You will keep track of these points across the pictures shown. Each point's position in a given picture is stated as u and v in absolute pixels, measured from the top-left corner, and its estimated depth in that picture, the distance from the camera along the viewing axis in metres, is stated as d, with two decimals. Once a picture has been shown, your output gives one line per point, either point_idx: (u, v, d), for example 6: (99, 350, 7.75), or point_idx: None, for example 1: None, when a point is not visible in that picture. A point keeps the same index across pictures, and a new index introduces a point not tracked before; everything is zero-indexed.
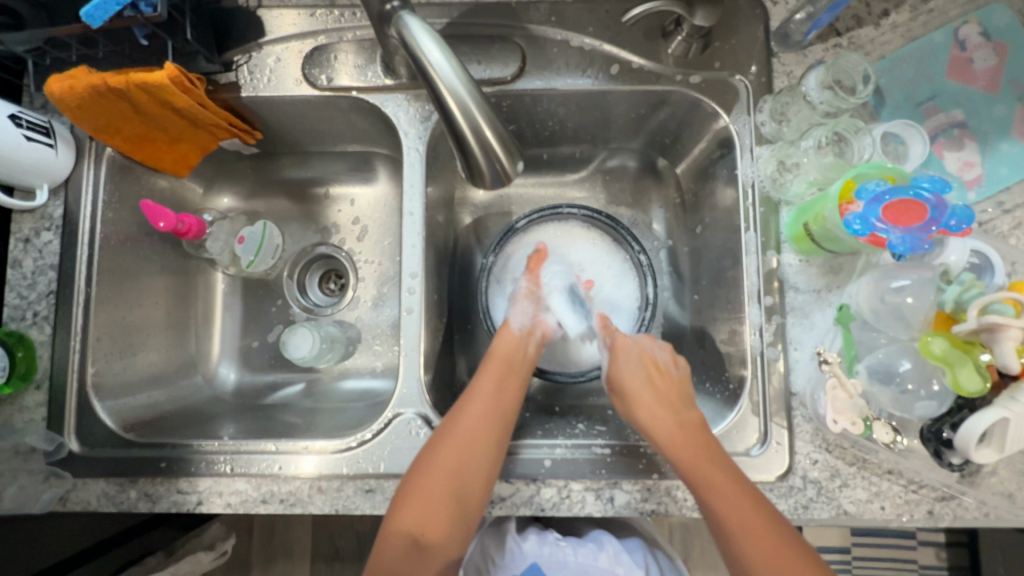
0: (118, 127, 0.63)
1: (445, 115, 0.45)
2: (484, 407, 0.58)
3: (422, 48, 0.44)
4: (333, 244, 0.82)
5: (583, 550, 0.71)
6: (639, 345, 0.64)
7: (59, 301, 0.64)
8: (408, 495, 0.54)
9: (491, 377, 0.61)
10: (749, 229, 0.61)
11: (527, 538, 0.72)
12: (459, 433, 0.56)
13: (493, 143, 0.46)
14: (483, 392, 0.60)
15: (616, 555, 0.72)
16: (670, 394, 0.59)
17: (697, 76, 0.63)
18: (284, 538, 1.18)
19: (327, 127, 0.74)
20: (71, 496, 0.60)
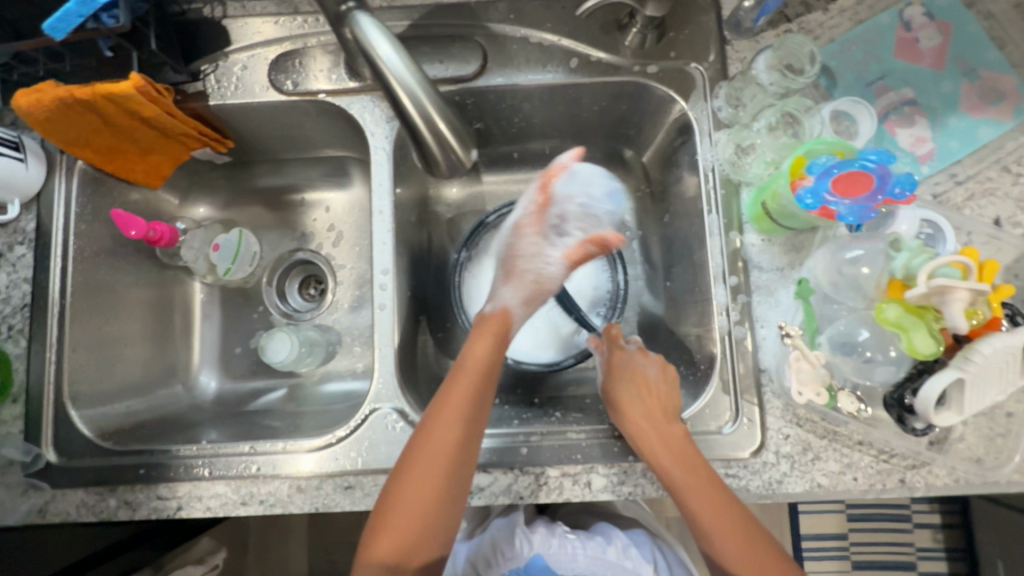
0: (87, 139, 0.64)
1: (397, 107, 0.46)
2: (455, 427, 0.54)
3: (372, 43, 0.44)
4: (312, 250, 0.83)
5: (591, 544, 0.75)
6: (632, 362, 0.64)
7: (34, 314, 0.65)
8: (379, 522, 0.53)
9: (466, 393, 0.56)
10: (711, 212, 0.62)
11: (538, 531, 0.75)
12: (428, 459, 0.53)
13: (446, 134, 0.49)
14: (457, 410, 0.55)
15: (624, 548, 0.75)
16: (656, 407, 0.59)
17: (654, 66, 0.65)
18: (280, 552, 1.18)
19: (297, 132, 0.75)
20: (50, 508, 0.60)
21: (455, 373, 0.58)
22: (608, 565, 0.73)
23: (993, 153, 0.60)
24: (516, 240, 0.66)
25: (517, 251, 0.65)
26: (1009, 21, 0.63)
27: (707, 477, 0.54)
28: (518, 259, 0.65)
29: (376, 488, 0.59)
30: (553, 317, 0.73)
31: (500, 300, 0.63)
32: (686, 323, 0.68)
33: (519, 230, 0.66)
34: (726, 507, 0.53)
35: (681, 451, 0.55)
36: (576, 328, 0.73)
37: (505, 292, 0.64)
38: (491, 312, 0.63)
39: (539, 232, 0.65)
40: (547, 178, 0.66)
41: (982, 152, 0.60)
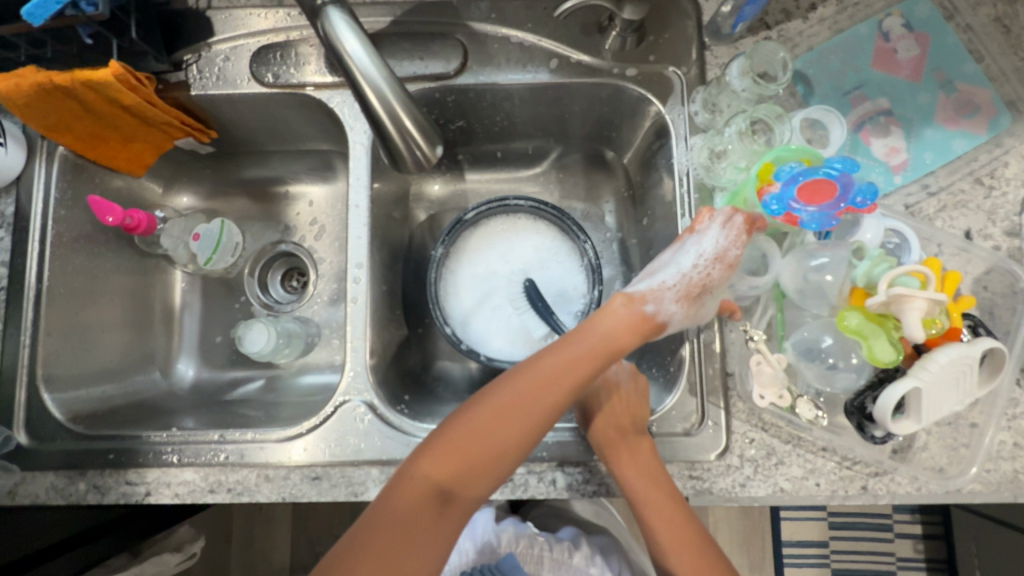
0: (67, 126, 0.64)
1: (360, 99, 0.46)
2: (559, 384, 0.52)
3: (341, 39, 0.44)
4: (294, 242, 0.84)
5: (558, 548, 0.78)
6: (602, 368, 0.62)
7: (10, 297, 0.65)
8: (443, 443, 0.51)
9: (589, 364, 0.52)
10: (684, 216, 0.63)
11: (508, 531, 0.78)
12: (521, 399, 0.51)
13: (410, 128, 0.47)
14: (573, 375, 0.52)
15: (591, 556, 0.79)
16: (624, 418, 0.59)
17: (633, 69, 0.65)
18: (262, 543, 1.19)
19: (281, 124, 0.75)
20: (20, 490, 0.61)
21: (581, 332, 0.54)
22: (573, 568, 0.78)
23: (966, 165, 0.61)
24: (711, 267, 0.54)
25: (707, 281, 0.54)
26: (987, 35, 0.63)
27: (668, 491, 0.57)
28: (704, 291, 0.54)
29: (343, 479, 0.59)
30: (526, 321, 0.71)
31: (667, 317, 0.54)
32: None
33: (717, 259, 0.54)
34: (679, 519, 0.57)
35: (648, 465, 0.57)
36: (550, 334, 0.71)
37: (674, 312, 0.54)
38: (651, 315, 0.54)
39: (729, 276, 0.55)
40: (753, 226, 0.54)
41: (956, 164, 0.61)
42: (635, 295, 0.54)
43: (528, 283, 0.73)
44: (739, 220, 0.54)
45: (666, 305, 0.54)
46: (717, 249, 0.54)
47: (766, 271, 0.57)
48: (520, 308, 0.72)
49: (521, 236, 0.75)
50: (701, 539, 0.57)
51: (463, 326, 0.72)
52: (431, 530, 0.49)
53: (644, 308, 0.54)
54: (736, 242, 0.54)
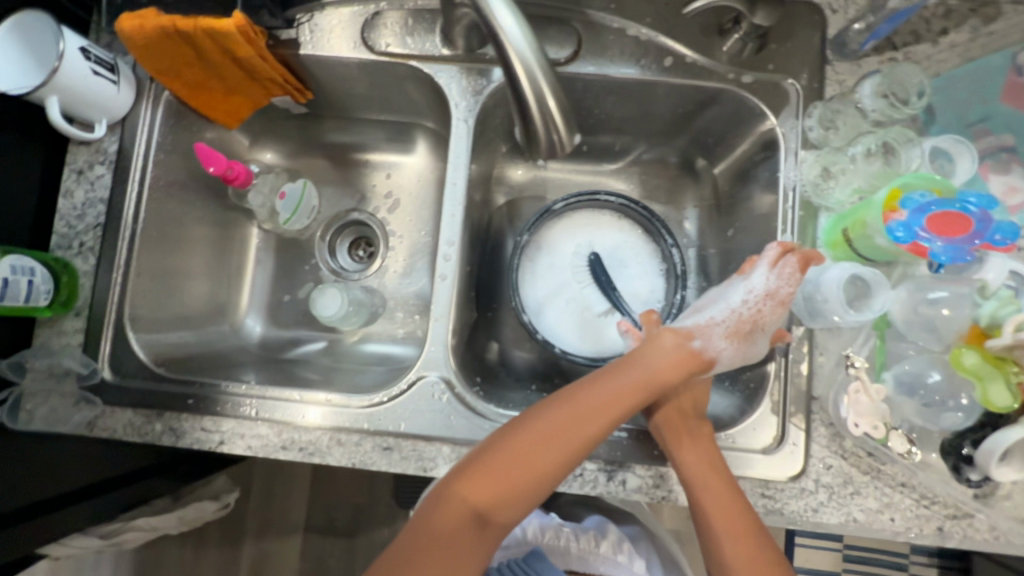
0: (178, 72, 0.65)
1: (512, 80, 0.44)
2: (597, 416, 0.53)
3: (493, 11, 0.42)
4: (367, 212, 0.85)
5: (584, 539, 0.79)
6: None
7: (105, 234, 0.66)
8: (481, 467, 0.52)
9: (628, 396, 0.54)
10: (786, 232, 0.62)
11: (530, 527, 0.80)
12: (559, 427, 0.53)
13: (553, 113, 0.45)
14: (610, 409, 0.54)
15: (617, 542, 0.79)
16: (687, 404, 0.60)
17: (749, 76, 0.64)
18: (282, 501, 1.22)
19: (377, 93, 0.75)
20: (99, 423, 0.62)
21: (623, 366, 0.56)
22: (601, 557, 0.78)
23: None
24: (762, 304, 0.55)
25: (758, 318, 0.55)
26: None
27: (731, 487, 0.55)
28: (756, 327, 0.55)
29: (415, 453, 0.60)
30: (589, 295, 0.73)
31: (716, 353, 0.55)
32: None
33: (768, 296, 0.55)
34: (736, 513, 0.54)
35: (711, 456, 0.57)
36: (611, 311, 0.72)
37: (723, 349, 0.55)
38: (699, 350, 0.55)
39: (782, 314, 0.56)
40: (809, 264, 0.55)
41: None
42: (683, 331, 0.56)
43: (592, 256, 0.73)
44: (795, 260, 0.55)
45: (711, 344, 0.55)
46: (769, 287, 0.55)
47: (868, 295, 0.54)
48: (583, 282, 0.73)
49: (603, 232, 0.74)
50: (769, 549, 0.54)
51: (537, 315, 0.72)
52: (465, 551, 0.52)
53: (692, 345, 0.55)
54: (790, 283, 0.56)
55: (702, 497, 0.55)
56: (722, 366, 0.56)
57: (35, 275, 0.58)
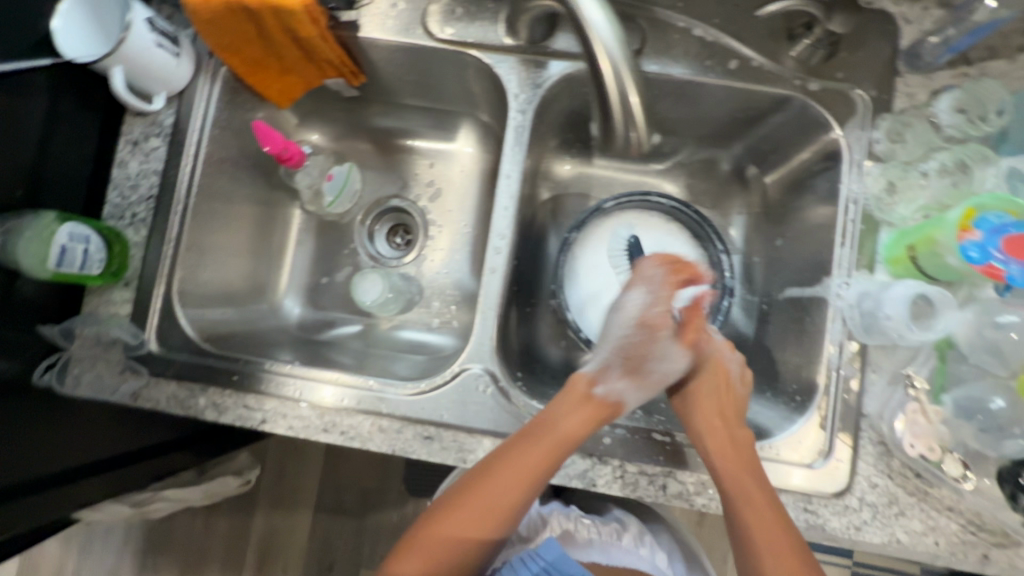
0: (239, 48, 0.65)
1: (595, 75, 0.43)
2: (512, 483, 0.54)
3: (581, 5, 0.41)
4: (409, 200, 0.84)
5: (606, 531, 0.79)
6: (718, 351, 0.63)
7: (158, 207, 0.66)
8: (410, 546, 0.54)
9: (538, 460, 0.55)
10: (843, 245, 0.60)
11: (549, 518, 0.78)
12: (476, 501, 0.54)
13: (636, 111, 0.44)
14: (524, 475, 0.54)
15: (638, 536, 0.79)
16: (727, 405, 0.60)
17: (815, 84, 0.63)
18: (294, 480, 1.22)
19: (431, 80, 0.75)
20: (143, 393, 0.62)
21: (535, 430, 0.56)
22: (625, 550, 0.77)
23: None
24: (642, 335, 0.59)
25: (642, 348, 0.60)
26: None
27: (761, 485, 0.55)
28: (642, 360, 0.60)
29: (456, 444, 0.60)
30: (625, 283, 0.71)
31: (617, 396, 0.59)
32: (783, 351, 0.67)
33: (645, 324, 0.59)
34: (771, 519, 0.53)
35: (743, 453, 0.57)
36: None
37: (621, 390, 0.60)
38: (604, 396, 0.59)
39: (662, 336, 0.59)
40: (679, 280, 0.60)
41: None
42: (589, 377, 0.60)
43: (633, 239, 0.71)
44: (667, 277, 0.60)
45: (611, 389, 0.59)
46: (643, 313, 0.60)
47: (933, 318, 0.54)
48: (620, 268, 0.71)
49: (652, 233, 0.73)
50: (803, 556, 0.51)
51: (580, 314, 0.71)
52: None
53: (595, 393, 0.59)
54: (660, 302, 0.60)
55: (736, 503, 0.54)
56: (631, 400, 0.60)
57: (90, 243, 0.58)
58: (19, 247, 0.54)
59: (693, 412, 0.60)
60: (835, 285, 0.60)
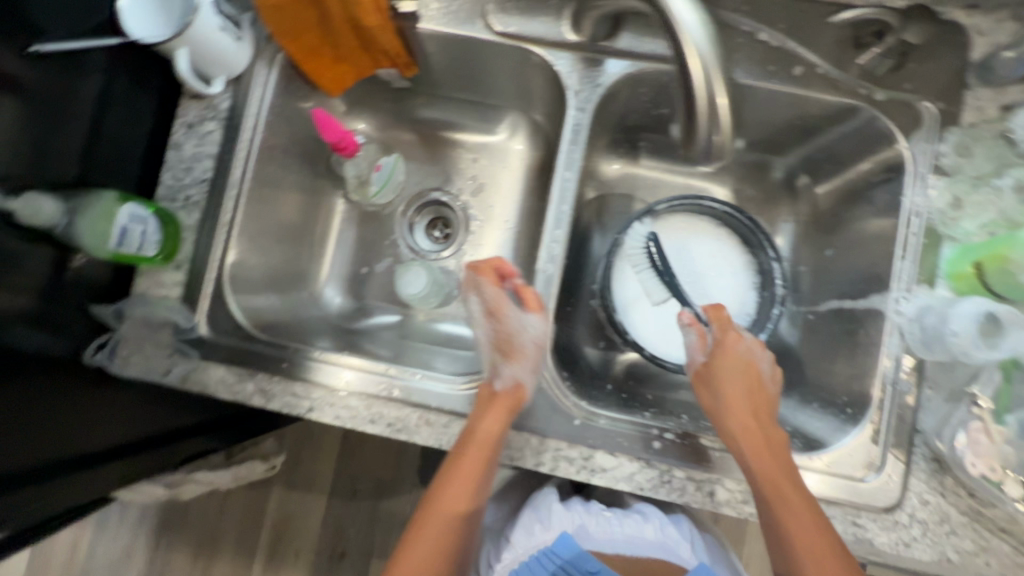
0: (299, 35, 0.65)
1: (682, 74, 0.41)
2: (461, 491, 0.57)
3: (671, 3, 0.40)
4: (450, 193, 0.83)
5: (627, 523, 0.72)
6: (750, 352, 0.62)
7: (211, 190, 0.66)
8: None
9: (476, 464, 0.57)
10: (904, 258, 0.60)
11: (560, 512, 0.72)
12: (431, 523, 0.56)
13: (722, 113, 0.42)
14: (468, 479, 0.57)
15: (663, 527, 0.72)
16: (760, 406, 0.60)
17: (882, 93, 0.62)
18: (310, 467, 1.22)
19: (483, 75, 0.74)
20: (191, 377, 0.63)
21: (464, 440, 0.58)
22: (647, 544, 0.71)
23: None
24: (496, 323, 0.63)
25: (506, 333, 0.62)
26: None
27: (797, 487, 0.54)
28: (508, 341, 0.62)
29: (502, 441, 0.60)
30: (645, 281, 0.71)
31: (512, 378, 0.60)
32: (832, 363, 0.66)
33: (491, 312, 0.63)
34: (809, 523, 0.52)
35: (773, 452, 0.56)
36: (668, 299, 0.71)
37: (512, 373, 0.60)
38: (504, 388, 0.59)
39: (503, 315, 0.62)
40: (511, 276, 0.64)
41: None
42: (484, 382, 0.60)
43: (653, 238, 0.71)
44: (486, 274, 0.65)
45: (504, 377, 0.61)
46: (490, 304, 0.64)
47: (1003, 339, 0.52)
48: (639, 266, 0.71)
49: (702, 238, 0.73)
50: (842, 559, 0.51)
51: (625, 314, 0.71)
52: None
53: (490, 387, 0.59)
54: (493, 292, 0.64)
55: (775, 509, 0.53)
56: (529, 379, 0.61)
57: (147, 225, 0.59)
58: (84, 228, 0.56)
59: (724, 411, 0.59)
60: (893, 298, 0.60)
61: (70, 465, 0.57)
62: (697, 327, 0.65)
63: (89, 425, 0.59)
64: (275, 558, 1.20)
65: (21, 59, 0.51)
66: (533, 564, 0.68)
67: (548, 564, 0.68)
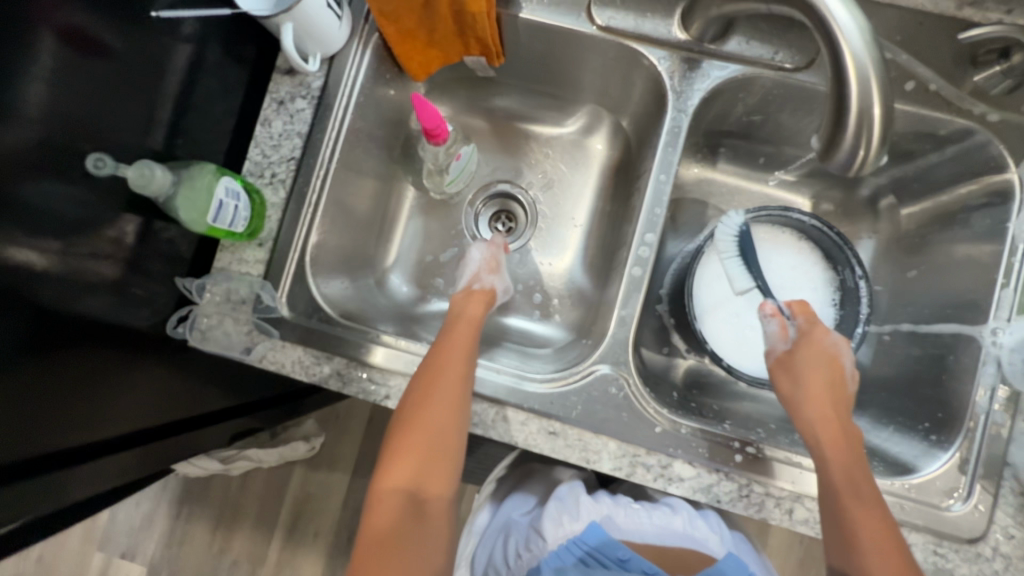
0: (398, 16, 0.63)
1: (837, 85, 0.42)
2: (453, 355, 0.59)
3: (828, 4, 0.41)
4: (519, 186, 0.82)
5: (657, 514, 0.64)
6: (836, 348, 0.61)
7: (299, 169, 0.65)
8: (394, 449, 0.57)
9: (467, 336, 0.62)
10: (1007, 286, 0.60)
11: (585, 499, 0.65)
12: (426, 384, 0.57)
13: (873, 126, 0.41)
14: (460, 346, 0.60)
15: (693, 519, 0.64)
16: (839, 401, 0.58)
17: (995, 115, 0.61)
18: (333, 449, 1.20)
19: (574, 70, 0.73)
20: (268, 355, 0.62)
21: (452, 322, 0.65)
22: (680, 538, 0.62)
23: None
24: (493, 251, 0.73)
25: (496, 259, 0.73)
26: None
27: (865, 476, 0.53)
28: (497, 265, 0.73)
29: (580, 443, 0.59)
30: (730, 267, 0.69)
31: (491, 284, 0.71)
32: (914, 387, 0.65)
33: (493, 245, 0.74)
34: (880, 519, 0.51)
35: (840, 436, 0.55)
36: (751, 289, 0.70)
37: (494, 281, 0.72)
38: (480, 288, 0.70)
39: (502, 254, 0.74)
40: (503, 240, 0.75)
41: None
42: (463, 288, 0.70)
43: (745, 228, 0.70)
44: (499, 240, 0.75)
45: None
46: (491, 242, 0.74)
47: None
48: (725, 253, 0.69)
49: (782, 250, 0.72)
50: (902, 553, 0.50)
51: (701, 320, 0.69)
52: (414, 532, 0.53)
53: (473, 287, 0.70)
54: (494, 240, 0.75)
55: (842, 498, 0.52)
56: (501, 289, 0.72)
57: (239, 201, 0.59)
58: (182, 202, 0.55)
59: (804, 400, 0.58)
60: (988, 331, 0.60)
61: (91, 451, 0.56)
62: (778, 317, 0.63)
63: (114, 412, 0.57)
64: (294, 536, 1.18)
65: (115, 28, 0.50)
66: (560, 552, 0.60)
67: (573, 551, 0.60)
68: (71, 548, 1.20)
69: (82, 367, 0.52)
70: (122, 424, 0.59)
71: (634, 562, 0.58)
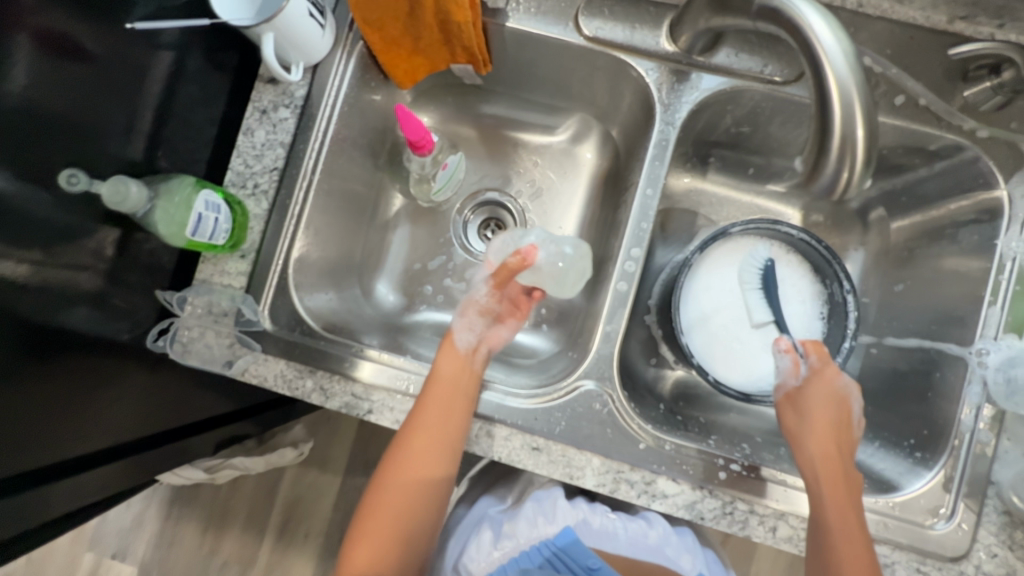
0: (383, 24, 0.63)
1: (821, 105, 0.41)
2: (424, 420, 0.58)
3: (811, 24, 0.41)
4: (508, 195, 0.81)
5: (632, 525, 0.64)
6: (846, 390, 0.60)
7: (281, 179, 0.64)
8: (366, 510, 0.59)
9: (439, 396, 0.59)
10: (994, 304, 0.60)
11: (562, 504, 0.64)
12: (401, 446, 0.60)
13: (858, 146, 0.41)
14: (431, 409, 0.58)
15: (667, 535, 0.63)
16: (842, 441, 0.58)
17: (984, 130, 0.60)
18: (323, 452, 1.19)
19: (562, 78, 0.72)
20: (250, 368, 0.61)
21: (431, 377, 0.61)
22: (651, 551, 0.62)
23: None
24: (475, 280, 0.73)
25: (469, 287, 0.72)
26: None
27: (857, 511, 0.53)
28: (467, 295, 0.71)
29: (564, 459, 0.59)
30: (750, 299, 0.68)
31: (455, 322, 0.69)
32: (901, 403, 0.64)
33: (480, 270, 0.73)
34: (862, 552, 0.51)
35: (841, 472, 0.55)
36: (768, 322, 0.68)
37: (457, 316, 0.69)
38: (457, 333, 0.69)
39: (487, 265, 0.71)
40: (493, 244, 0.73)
41: None
42: None
43: (769, 263, 0.70)
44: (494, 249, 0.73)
45: (494, 333, 0.68)
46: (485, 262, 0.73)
47: None
48: (748, 284, 0.69)
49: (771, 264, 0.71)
50: None
51: (688, 334, 0.69)
52: None
53: None
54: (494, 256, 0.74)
55: (829, 522, 0.52)
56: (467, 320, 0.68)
57: (220, 213, 0.58)
58: (160, 216, 0.54)
59: (808, 435, 0.58)
60: (975, 350, 0.59)
61: (77, 463, 0.56)
62: (792, 354, 0.63)
63: (100, 424, 0.57)
64: (283, 538, 1.18)
65: (91, 36, 0.49)
66: (528, 553, 0.60)
67: (541, 552, 0.60)
68: (60, 549, 1.20)
69: (69, 379, 0.52)
70: (110, 436, 0.59)
71: (603, 572, 0.57)
